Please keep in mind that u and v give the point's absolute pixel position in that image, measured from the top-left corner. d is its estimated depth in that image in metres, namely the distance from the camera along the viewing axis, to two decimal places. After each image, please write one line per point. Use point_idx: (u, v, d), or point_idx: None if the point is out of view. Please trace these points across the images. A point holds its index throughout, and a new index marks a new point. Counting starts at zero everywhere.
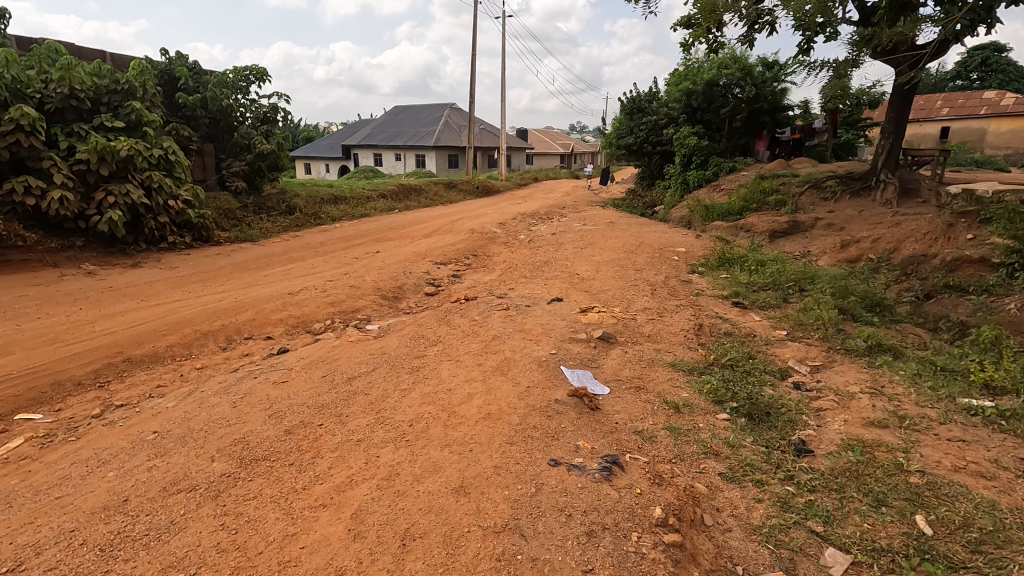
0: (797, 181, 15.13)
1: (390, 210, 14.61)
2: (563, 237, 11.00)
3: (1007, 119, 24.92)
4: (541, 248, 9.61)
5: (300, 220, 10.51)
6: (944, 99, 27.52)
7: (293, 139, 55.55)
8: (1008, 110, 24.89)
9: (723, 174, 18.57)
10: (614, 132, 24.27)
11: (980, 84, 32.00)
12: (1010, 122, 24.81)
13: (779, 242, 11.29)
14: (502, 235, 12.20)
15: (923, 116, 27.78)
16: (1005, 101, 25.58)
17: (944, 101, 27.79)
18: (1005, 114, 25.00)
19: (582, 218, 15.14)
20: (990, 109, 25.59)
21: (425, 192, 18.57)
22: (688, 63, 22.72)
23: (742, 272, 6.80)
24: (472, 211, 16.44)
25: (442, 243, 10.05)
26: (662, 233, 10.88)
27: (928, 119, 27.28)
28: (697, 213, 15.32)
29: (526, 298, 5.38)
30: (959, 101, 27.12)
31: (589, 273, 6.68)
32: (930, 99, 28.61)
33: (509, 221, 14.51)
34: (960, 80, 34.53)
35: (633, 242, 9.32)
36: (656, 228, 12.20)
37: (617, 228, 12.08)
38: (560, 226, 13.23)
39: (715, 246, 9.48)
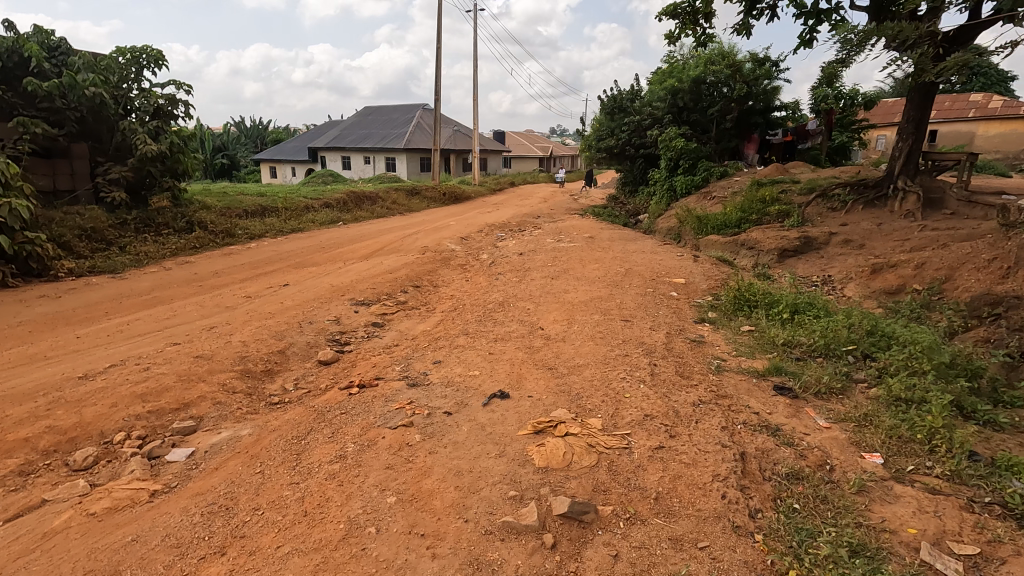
0: (799, 189, 13.42)
1: (334, 223, 12.52)
2: (533, 257, 9.06)
3: (997, 122, 23.65)
4: (503, 277, 7.65)
5: (202, 240, 8.38)
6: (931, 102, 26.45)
7: (260, 141, 53.00)
8: (998, 112, 23.59)
9: (714, 179, 16.81)
10: (593, 134, 22.43)
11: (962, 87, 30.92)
12: (1000, 125, 23.47)
13: (789, 262, 9.50)
14: (462, 255, 10.24)
15: None
16: (993, 104, 24.34)
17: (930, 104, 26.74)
18: (994, 116, 23.69)
19: (558, 232, 13.24)
20: (979, 112, 24.28)
21: (382, 201, 16.50)
22: (672, 60, 21.03)
23: (771, 323, 4.87)
24: (433, 222, 14.42)
25: (380, 269, 8.03)
26: (652, 253, 9.03)
27: None
28: (688, 224, 13.50)
29: (452, 388, 3.38)
30: (945, 105, 25.91)
31: (558, 327, 4.72)
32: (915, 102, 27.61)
33: (473, 236, 12.55)
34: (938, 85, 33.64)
35: (617, 268, 7.41)
36: (645, 246, 10.36)
37: (600, 246, 10.19)
38: (532, 242, 11.30)
39: (720, 273, 7.63)
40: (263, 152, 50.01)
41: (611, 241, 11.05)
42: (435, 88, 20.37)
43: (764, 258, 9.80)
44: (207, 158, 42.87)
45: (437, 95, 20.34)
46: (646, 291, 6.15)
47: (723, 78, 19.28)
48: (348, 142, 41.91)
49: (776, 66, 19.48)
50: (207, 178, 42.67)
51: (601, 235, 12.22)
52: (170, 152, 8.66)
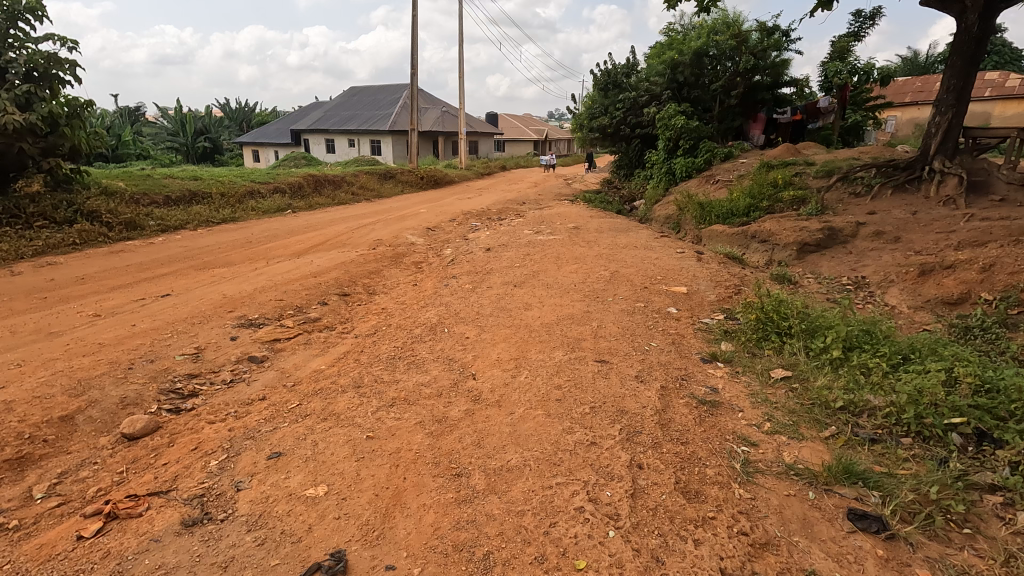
0: (815, 172, 11.80)
1: (283, 211, 10.90)
2: (501, 254, 7.48)
3: (1015, 102, 21.84)
4: (456, 281, 6.06)
5: (87, 235, 6.78)
6: None
7: (243, 123, 51.16)
8: (1016, 91, 21.74)
9: (717, 161, 15.15)
10: (586, 113, 20.69)
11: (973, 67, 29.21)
12: (1018, 105, 21.67)
13: (811, 258, 7.94)
14: (422, 251, 8.65)
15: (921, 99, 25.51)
16: (1011, 82, 22.48)
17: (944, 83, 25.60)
18: (1012, 96, 21.85)
19: (541, 220, 11.68)
20: (994, 90, 22.45)
21: (349, 186, 14.87)
22: (672, 32, 19.29)
23: (817, 368, 3.30)
24: (400, 209, 12.79)
25: (306, 271, 6.43)
26: (645, 248, 7.48)
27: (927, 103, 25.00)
28: (690, 212, 11.90)
29: (254, 539, 1.81)
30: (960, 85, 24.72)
31: (498, 375, 3.14)
32: (928, 81, 26.38)
33: (442, 226, 10.99)
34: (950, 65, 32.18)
35: (599, 272, 5.85)
36: (637, 238, 8.82)
37: (585, 238, 8.61)
38: (507, 234, 9.72)
39: (732, 276, 6.05)
40: (246, 134, 48.13)
41: (599, 232, 9.50)
42: (413, 61, 18.65)
43: (780, 253, 8.25)
44: (187, 141, 41.24)
45: (414, 70, 18.63)
46: (634, 306, 4.58)
47: (728, 50, 17.60)
48: (332, 124, 40.06)
49: (786, 37, 17.75)
50: (186, 162, 41.00)
51: (588, 224, 10.63)
52: (47, 128, 7.11)
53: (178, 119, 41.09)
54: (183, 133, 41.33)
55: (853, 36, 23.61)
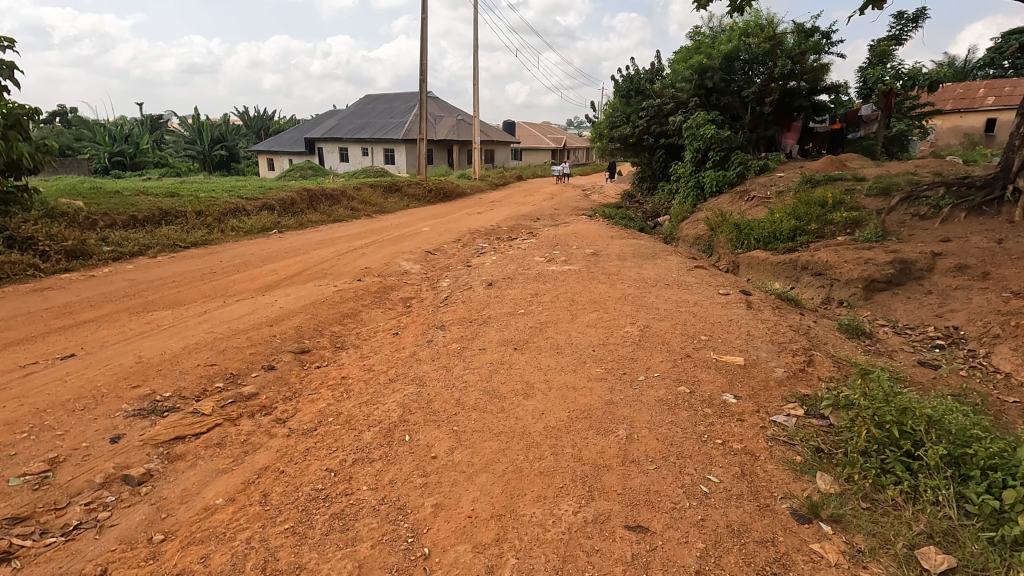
0: (868, 189, 10.39)
1: (268, 231, 9.83)
2: (505, 291, 6.25)
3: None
4: (444, 333, 4.85)
5: (12, 268, 5.75)
6: (989, 86, 23.81)
7: (260, 131, 50.98)
8: None
9: (751, 175, 13.79)
10: (606, 121, 19.43)
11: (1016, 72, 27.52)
12: None
13: (881, 298, 6.57)
14: (415, 283, 7.49)
15: (964, 105, 23.88)
16: None
17: (988, 88, 24.03)
18: None
19: (557, 242, 10.46)
20: None
21: (349, 200, 13.82)
22: (699, 35, 18.03)
23: (999, 557, 2.00)
24: (401, 228, 11.68)
25: (265, 316, 5.27)
26: (677, 286, 6.19)
27: (970, 110, 23.44)
28: (724, 233, 10.54)
29: None
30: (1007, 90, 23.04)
31: (467, 565, 1.91)
32: (969, 87, 24.80)
33: (445, 249, 9.85)
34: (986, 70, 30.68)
35: (623, 327, 4.58)
36: (667, 269, 7.54)
37: (606, 269, 7.37)
38: (516, 261, 8.50)
39: (796, 331, 4.73)
40: (263, 143, 47.86)
41: (622, 259, 8.24)
42: (423, 67, 17.61)
43: (840, 291, 6.89)
44: (203, 149, 40.98)
45: (424, 75, 17.60)
46: (676, 394, 3.29)
47: (761, 55, 16.31)
48: (345, 132, 39.44)
49: (826, 39, 16.38)
50: (202, 171, 40.75)
51: (609, 248, 9.36)
52: None
53: (195, 127, 40.90)
54: (199, 141, 41.08)
55: (894, 39, 22.03)
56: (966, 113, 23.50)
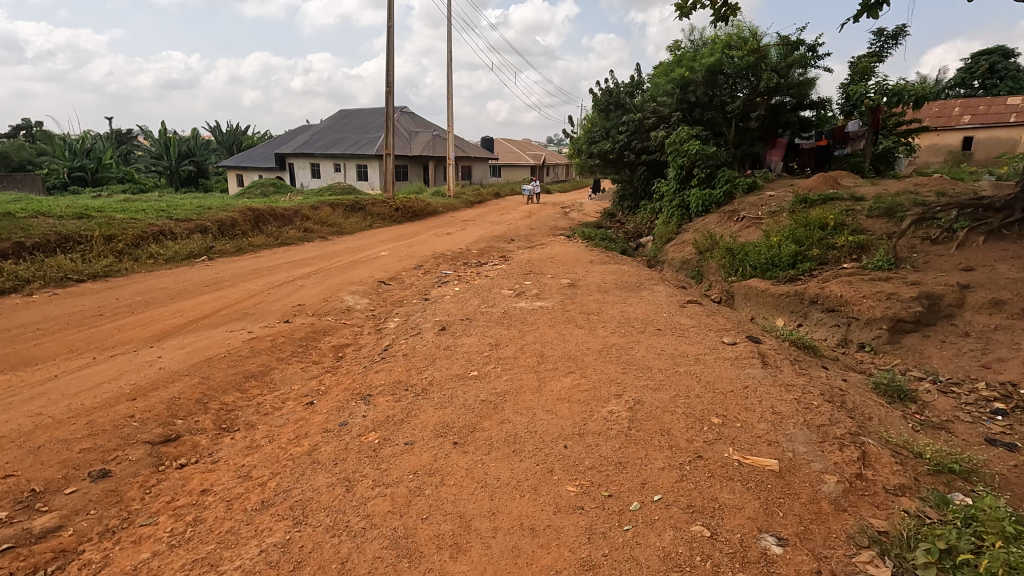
0: (869, 210, 9.49)
1: (196, 258, 8.54)
2: (460, 338, 5.05)
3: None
4: (367, 410, 3.62)
5: None
6: (964, 105, 23.67)
7: (232, 147, 49.39)
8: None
9: (739, 193, 12.89)
10: (584, 136, 18.48)
11: (986, 93, 27.75)
12: None
13: (910, 342, 5.51)
14: (357, 324, 6.24)
15: (940, 124, 23.66)
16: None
17: (963, 107, 23.90)
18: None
19: (530, 269, 9.32)
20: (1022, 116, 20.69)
21: (303, 221, 12.54)
22: (681, 48, 17.32)
23: None
24: (356, 253, 10.43)
25: (132, 383, 3.98)
26: (668, 330, 5.07)
27: (946, 128, 23.20)
28: (716, 259, 9.50)
29: None
30: (981, 110, 23.04)
31: None
32: (944, 105, 24.64)
33: (402, 278, 8.63)
34: (956, 90, 31.03)
35: (605, 403, 3.41)
36: (656, 305, 6.43)
37: (583, 306, 6.24)
38: (481, 294, 7.32)
39: (832, 402, 3.61)
40: (233, 158, 46.24)
41: (603, 292, 7.12)
42: (389, 77, 16.51)
43: (859, 332, 5.83)
44: (170, 165, 39.26)
45: (390, 86, 16.49)
46: (690, 541, 2.13)
47: (745, 68, 15.59)
48: (318, 148, 38.15)
49: (812, 52, 15.71)
50: (168, 187, 39.02)
51: (589, 277, 8.25)
52: None
53: (161, 142, 39.19)
54: (166, 156, 39.33)
55: (874, 56, 21.65)
56: (943, 132, 23.25)
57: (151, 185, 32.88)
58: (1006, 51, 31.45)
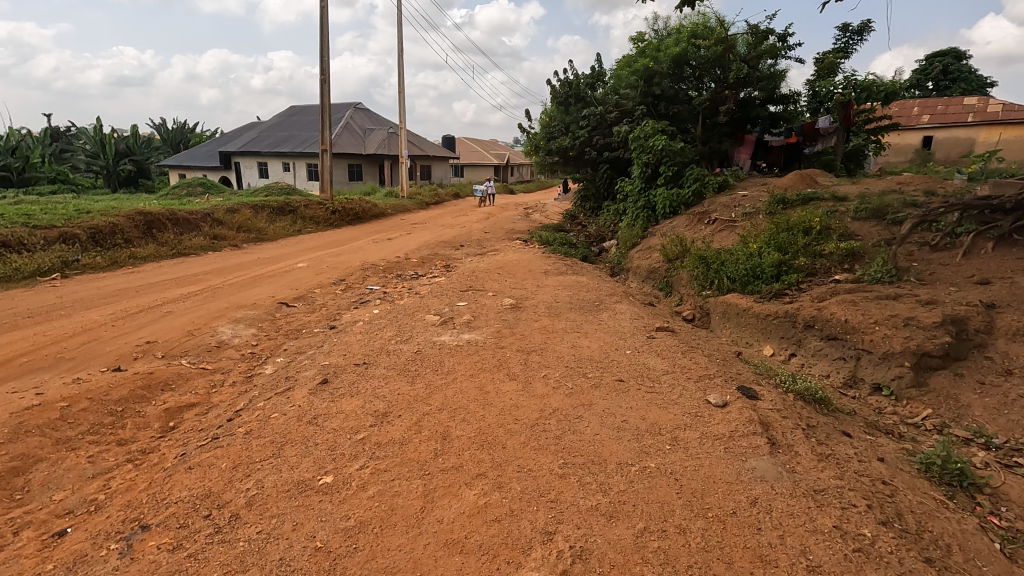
0: (855, 211, 8.39)
1: (45, 277, 6.81)
2: (338, 400, 3.55)
3: (1000, 127, 20.92)
4: (112, 574, 2.08)
5: None
6: (922, 105, 23.41)
7: (176, 145, 46.36)
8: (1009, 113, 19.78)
9: (708, 193, 11.75)
10: (542, 132, 17.10)
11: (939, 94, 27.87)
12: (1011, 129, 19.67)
13: (938, 384, 4.29)
14: (223, 368, 4.68)
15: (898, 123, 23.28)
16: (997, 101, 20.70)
17: (921, 107, 23.64)
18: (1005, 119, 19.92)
19: (472, 282, 7.86)
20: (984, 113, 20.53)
21: (213, 226, 10.74)
22: (644, 38, 16.17)
23: None
24: (268, 265, 8.78)
25: None
26: (632, 381, 3.69)
27: (906, 127, 22.79)
28: (687, 269, 8.23)
29: None
30: (939, 110, 22.85)
31: None
32: (903, 105, 24.35)
33: (311, 299, 7.05)
34: (909, 91, 31.17)
35: (522, 557, 1.98)
36: (616, 335, 5.04)
37: (522, 340, 4.81)
38: (399, 320, 5.81)
39: (891, 527, 2.25)
40: (175, 157, 43.26)
41: (552, 317, 5.72)
42: (325, 64, 14.76)
43: (873, 370, 4.58)
44: (107, 164, 36.23)
45: (326, 73, 14.73)
46: None
47: (713, 58, 14.49)
48: (265, 146, 35.84)
49: (782, 42, 14.75)
50: (104, 188, 36.07)
51: (538, 294, 6.85)
52: None
53: (96, 140, 35.96)
54: (103, 155, 36.30)
55: (840, 52, 20.98)
56: (903, 132, 22.89)
57: (82, 186, 29.86)
58: (958, 53, 31.72)
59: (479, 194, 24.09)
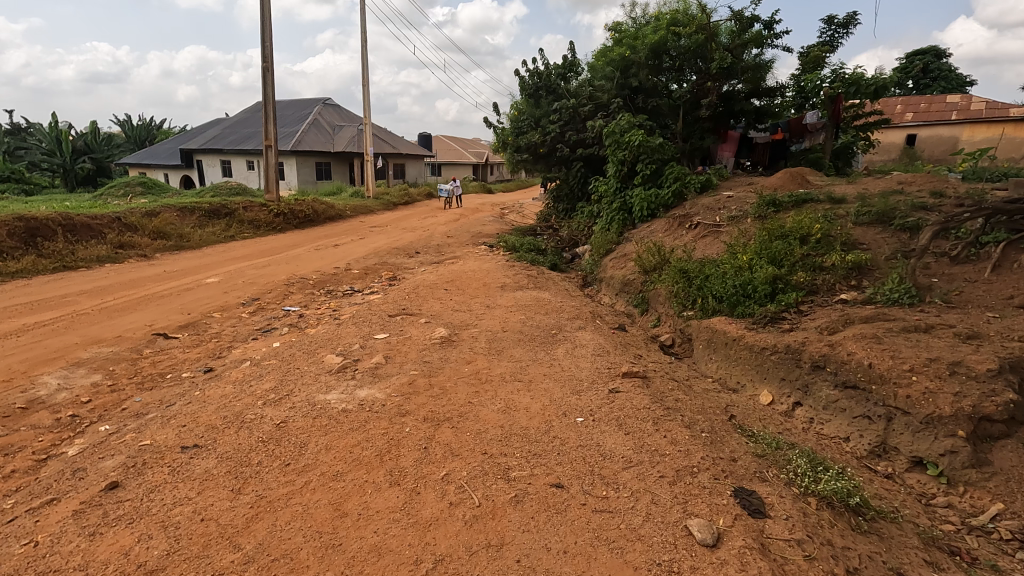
0: (857, 215, 7.25)
1: None
2: (100, 533, 2.21)
3: (982, 125, 20.22)
4: None
5: None
6: (904, 102, 22.68)
7: (138, 142, 44.13)
8: (987, 115, 19.92)
9: (689, 194, 10.59)
10: (511, 127, 15.79)
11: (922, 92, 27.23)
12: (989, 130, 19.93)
13: (1004, 463, 3.11)
14: (11, 446, 3.31)
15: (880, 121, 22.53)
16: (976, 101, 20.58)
17: (903, 104, 22.91)
18: (983, 119, 20.05)
19: (409, 302, 6.56)
20: (962, 112, 20.52)
21: (123, 232, 9.29)
22: (620, 26, 14.97)
23: None
24: (170, 280, 7.37)
25: None
26: (575, 488, 2.42)
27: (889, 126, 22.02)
28: (665, 283, 7.02)
29: None
30: (921, 107, 22.15)
31: None
32: (886, 103, 23.60)
33: (202, 328, 5.69)
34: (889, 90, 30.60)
35: None
36: (566, 387, 3.78)
37: (437, 399, 3.53)
38: (292, 361, 4.49)
39: None
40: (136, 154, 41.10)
41: (490, 357, 4.45)
42: (267, 51, 13.29)
43: (911, 438, 3.37)
44: (63, 162, 33.90)
45: (268, 61, 13.24)
46: None
47: (694, 47, 13.33)
48: (228, 143, 34.04)
49: (767, 31, 13.67)
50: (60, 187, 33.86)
51: (482, 321, 5.58)
52: None
53: (53, 136, 33.50)
54: (60, 153, 33.91)
55: (825, 45, 20.04)
56: (886, 130, 22.08)
57: (33, 186, 27.53)
58: (936, 52, 31.28)
59: (446, 194, 22.67)
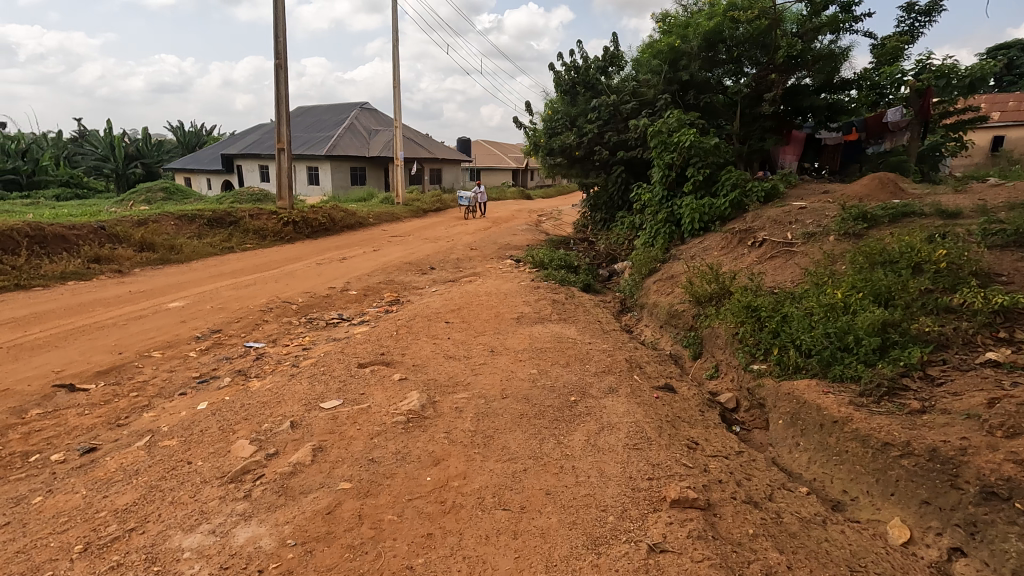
0: (986, 234, 5.47)
1: None
2: None
3: None
4: None
5: None
6: (991, 99, 20.09)
7: (187, 148, 44.91)
8: None
9: (750, 203, 8.92)
10: (544, 128, 14.36)
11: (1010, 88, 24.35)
12: None
13: None
14: None
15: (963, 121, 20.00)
16: None
17: (990, 101, 20.30)
18: None
19: (395, 342, 5.20)
20: None
21: (103, 245, 8.34)
22: (669, 14, 13.34)
23: None
24: (126, 305, 6.27)
25: None
26: None
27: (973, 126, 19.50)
28: (725, 322, 5.43)
29: None
30: (1013, 104, 19.53)
31: None
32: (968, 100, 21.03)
33: (127, 376, 4.49)
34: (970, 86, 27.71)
35: None
36: (578, 534, 2.34)
37: (362, 555, 2.14)
38: (193, 446, 3.17)
39: None
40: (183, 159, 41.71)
41: (471, 451, 3.01)
42: (281, 47, 12.34)
43: None
44: (117, 168, 34.52)
45: (281, 58, 12.28)
46: None
47: (756, 34, 11.60)
48: (266, 148, 33.96)
49: (844, 14, 11.80)
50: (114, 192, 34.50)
51: (477, 378, 4.17)
52: None
53: (106, 142, 34.10)
54: (113, 158, 34.49)
55: (902, 35, 17.79)
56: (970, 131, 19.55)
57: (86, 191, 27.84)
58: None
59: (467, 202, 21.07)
